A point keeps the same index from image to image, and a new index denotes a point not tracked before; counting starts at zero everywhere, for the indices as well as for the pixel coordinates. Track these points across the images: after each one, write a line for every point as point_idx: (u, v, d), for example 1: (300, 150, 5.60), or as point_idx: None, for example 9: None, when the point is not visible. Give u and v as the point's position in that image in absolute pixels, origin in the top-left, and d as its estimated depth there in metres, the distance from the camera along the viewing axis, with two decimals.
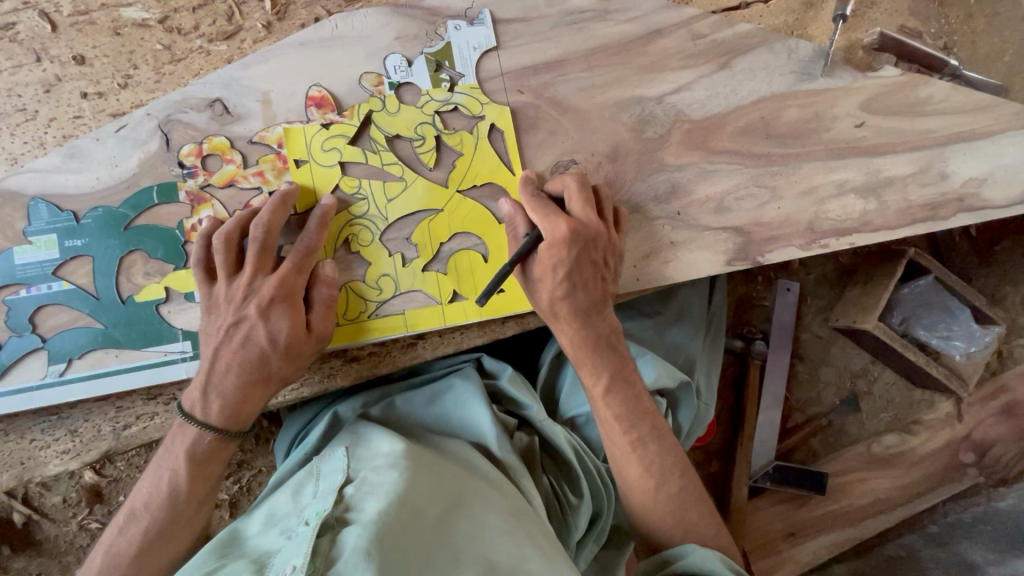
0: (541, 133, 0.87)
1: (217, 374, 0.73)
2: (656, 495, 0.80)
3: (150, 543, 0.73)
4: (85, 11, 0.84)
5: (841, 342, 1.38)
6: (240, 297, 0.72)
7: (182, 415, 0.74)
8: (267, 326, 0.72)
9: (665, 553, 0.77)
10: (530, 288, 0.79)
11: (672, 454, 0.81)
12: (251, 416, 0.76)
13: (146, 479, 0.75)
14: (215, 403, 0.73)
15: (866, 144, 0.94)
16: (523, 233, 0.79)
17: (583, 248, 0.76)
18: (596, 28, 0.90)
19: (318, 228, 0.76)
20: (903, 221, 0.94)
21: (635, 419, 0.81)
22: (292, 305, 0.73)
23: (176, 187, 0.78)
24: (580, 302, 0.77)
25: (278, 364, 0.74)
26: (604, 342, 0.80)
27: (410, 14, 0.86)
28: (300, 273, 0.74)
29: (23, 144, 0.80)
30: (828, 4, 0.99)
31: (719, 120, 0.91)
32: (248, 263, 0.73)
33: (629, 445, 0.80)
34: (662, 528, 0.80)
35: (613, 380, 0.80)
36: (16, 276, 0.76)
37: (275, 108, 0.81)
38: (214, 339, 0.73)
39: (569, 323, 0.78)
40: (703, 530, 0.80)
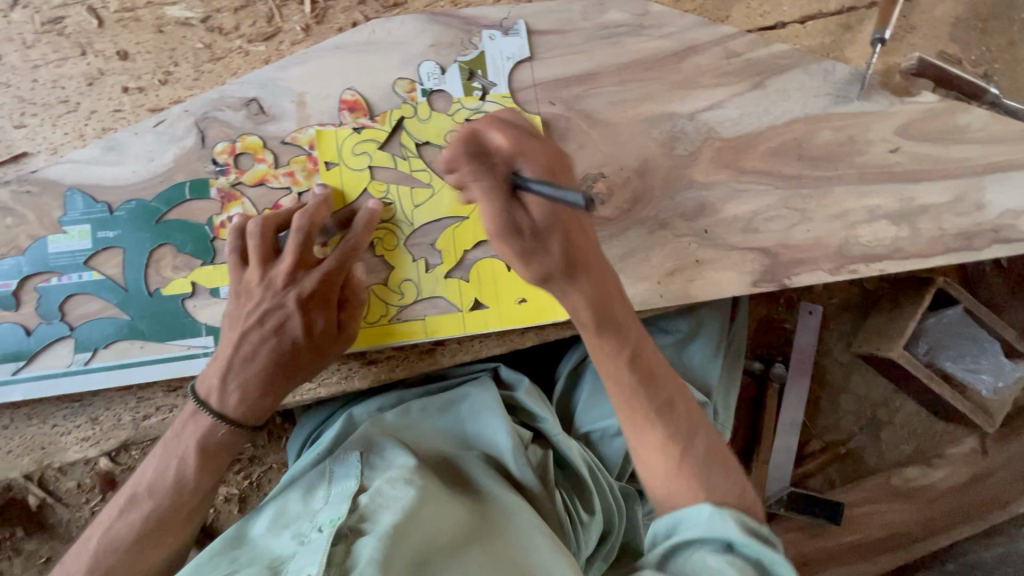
0: (570, 145, 0.87)
1: (239, 363, 0.73)
2: (680, 463, 0.70)
3: (154, 530, 0.72)
4: (130, 8, 0.85)
5: (863, 370, 1.35)
6: (279, 286, 0.74)
7: (196, 402, 0.74)
8: (303, 318, 0.73)
9: (675, 513, 0.68)
10: (535, 245, 0.60)
11: (698, 418, 0.73)
12: (266, 410, 0.76)
13: (150, 464, 0.75)
14: (233, 394, 0.73)
15: (900, 169, 0.92)
16: (498, 193, 0.58)
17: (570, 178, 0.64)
18: (630, 43, 0.90)
19: (364, 230, 0.77)
20: (936, 249, 0.92)
21: (657, 381, 0.72)
22: (328, 302, 0.75)
23: (208, 184, 0.79)
24: (591, 250, 0.65)
25: (308, 358, 0.75)
26: (614, 293, 0.68)
27: (446, 22, 0.87)
28: (341, 271, 0.75)
29: (63, 134, 0.81)
30: (866, 27, 0.98)
31: (751, 140, 0.90)
32: (290, 254, 0.74)
33: (654, 412, 0.71)
34: (680, 497, 0.70)
35: (634, 344, 0.70)
36: (48, 264, 0.77)
37: (309, 110, 0.82)
38: (242, 323, 0.73)
39: (588, 279, 0.65)
40: (733, 497, 0.69)
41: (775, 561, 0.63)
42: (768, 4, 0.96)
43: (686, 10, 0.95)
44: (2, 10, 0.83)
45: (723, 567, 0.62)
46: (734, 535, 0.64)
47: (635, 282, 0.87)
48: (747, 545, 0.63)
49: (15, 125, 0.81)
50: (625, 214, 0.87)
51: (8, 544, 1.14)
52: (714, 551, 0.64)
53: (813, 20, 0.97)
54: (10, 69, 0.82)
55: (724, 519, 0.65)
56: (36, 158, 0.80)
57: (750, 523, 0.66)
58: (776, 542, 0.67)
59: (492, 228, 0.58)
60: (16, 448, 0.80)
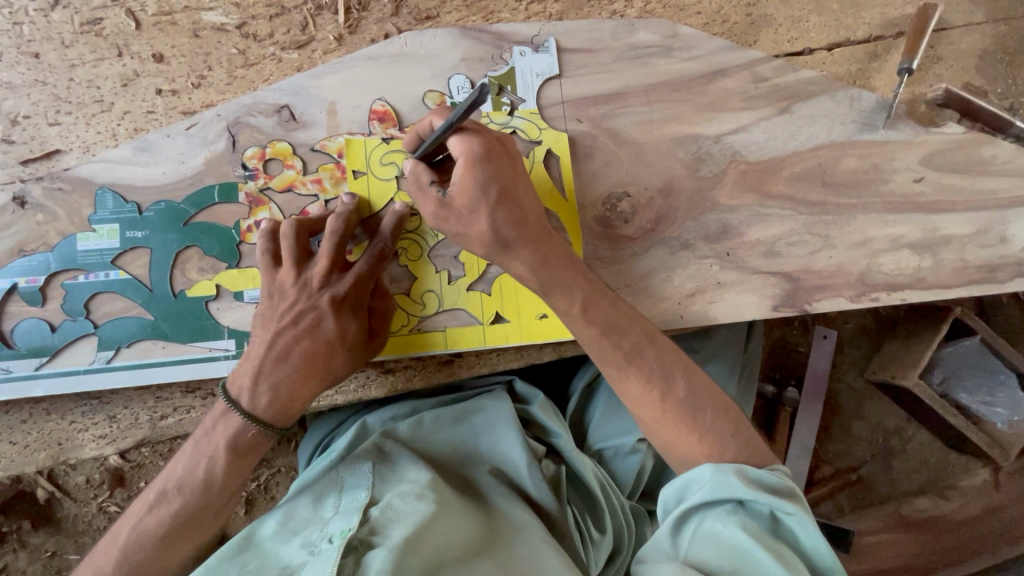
0: (597, 162, 0.87)
1: (272, 363, 0.71)
2: (663, 407, 0.72)
3: (179, 527, 0.70)
4: (168, 12, 0.87)
5: (876, 396, 1.35)
6: (313, 287, 0.73)
7: (228, 402, 0.71)
8: (337, 321, 0.73)
9: (680, 478, 0.68)
10: (462, 225, 0.68)
11: (670, 354, 0.74)
12: (297, 413, 0.74)
13: (180, 460, 0.72)
14: (265, 396, 0.71)
15: (924, 199, 0.92)
16: (429, 182, 0.68)
17: (501, 161, 0.69)
18: (659, 64, 0.90)
19: (394, 235, 0.78)
20: (958, 281, 0.92)
21: (619, 329, 0.73)
22: (360, 306, 0.75)
23: (236, 188, 0.80)
24: (525, 221, 0.70)
25: (341, 360, 0.74)
26: (556, 254, 0.72)
27: (477, 37, 0.87)
28: (373, 275, 0.76)
29: (97, 133, 0.82)
30: (893, 56, 0.98)
31: (777, 164, 0.90)
32: (324, 256, 0.73)
33: (623, 359, 0.73)
34: (677, 441, 0.72)
35: (587, 294, 0.72)
36: (77, 262, 0.78)
37: (339, 118, 0.83)
38: (276, 323, 0.72)
39: (522, 248, 0.69)
40: (720, 433, 0.71)
41: (786, 511, 0.63)
42: (796, 30, 0.97)
43: (714, 33, 0.95)
44: (42, 8, 0.85)
45: (733, 529, 0.62)
46: (740, 491, 0.63)
47: (657, 301, 0.86)
48: (755, 499, 0.63)
49: (49, 122, 0.82)
50: (649, 233, 0.87)
51: (14, 537, 1.14)
52: (723, 513, 0.64)
53: (841, 48, 0.97)
54: (47, 67, 0.84)
55: (727, 477, 0.65)
56: (68, 156, 0.81)
57: (756, 475, 0.65)
58: (788, 488, 0.66)
59: (429, 212, 0.69)
60: (32, 443, 0.80)
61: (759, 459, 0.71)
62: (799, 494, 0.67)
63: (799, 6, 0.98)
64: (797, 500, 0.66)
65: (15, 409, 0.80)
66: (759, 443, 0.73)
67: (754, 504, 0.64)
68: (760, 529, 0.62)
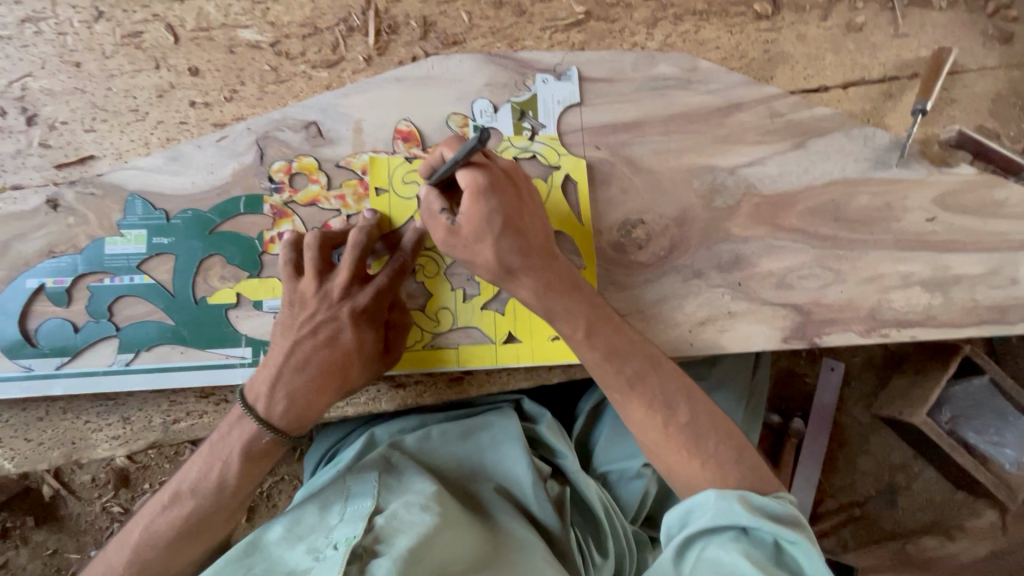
0: (613, 189, 0.89)
1: (290, 372, 0.72)
2: (666, 432, 0.73)
3: (191, 530, 0.70)
4: (205, 28, 0.90)
5: (882, 431, 1.34)
6: (334, 299, 0.74)
7: (244, 407, 0.72)
8: (355, 333, 0.74)
9: (684, 503, 0.68)
10: (468, 253, 0.71)
11: (673, 379, 0.74)
12: (310, 423, 0.75)
13: (195, 462, 0.72)
14: (280, 404, 0.72)
15: (935, 238, 0.93)
16: (440, 210, 0.70)
17: (506, 190, 0.70)
18: (678, 96, 0.93)
19: (414, 251, 0.80)
20: (968, 320, 0.92)
21: (623, 354, 0.74)
22: (378, 320, 0.76)
23: (262, 200, 0.82)
24: (530, 249, 0.71)
25: (357, 372, 0.75)
26: (561, 280, 0.73)
27: (501, 64, 0.90)
28: (392, 290, 0.77)
29: (129, 141, 0.85)
30: (908, 96, 0.99)
31: (790, 198, 0.92)
32: (345, 269, 0.74)
33: (625, 384, 0.73)
34: (681, 466, 0.72)
35: (590, 317, 0.73)
36: (103, 265, 0.80)
37: (365, 136, 0.85)
38: (295, 332, 0.73)
39: (526, 276, 0.72)
40: (723, 460, 0.72)
41: (790, 540, 0.63)
42: (813, 68, 0.99)
43: (733, 67, 0.97)
44: (86, 20, 0.88)
45: (736, 557, 0.61)
46: (743, 518, 0.64)
47: (668, 328, 0.87)
48: (759, 527, 0.63)
49: (85, 129, 0.85)
50: (662, 261, 0.89)
51: (17, 533, 1.15)
52: (726, 539, 0.64)
53: (857, 86, 0.99)
54: (86, 76, 0.87)
55: (731, 503, 0.65)
56: (101, 162, 0.84)
57: (760, 503, 0.66)
58: (793, 518, 0.66)
59: (439, 238, 0.71)
60: (47, 441, 0.81)
61: (768, 490, 0.71)
62: (804, 523, 0.67)
63: (816, 45, 1.00)
64: (802, 528, 0.66)
65: (32, 406, 0.81)
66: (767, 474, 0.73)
67: (758, 532, 0.64)
68: (764, 557, 0.62)
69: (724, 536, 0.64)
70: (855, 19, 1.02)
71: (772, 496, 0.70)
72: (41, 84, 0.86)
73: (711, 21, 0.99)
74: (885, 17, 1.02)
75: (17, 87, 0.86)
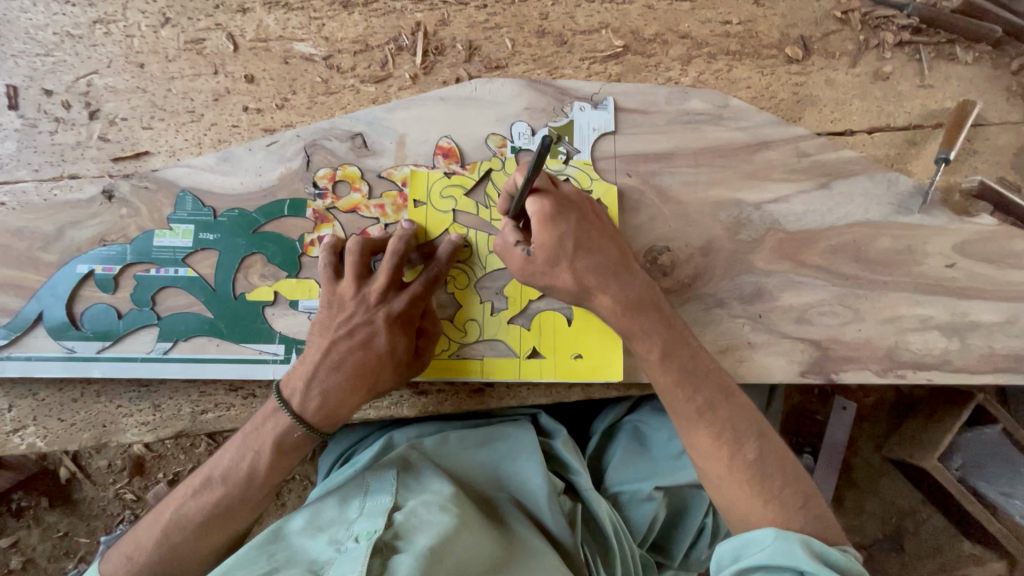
0: (641, 216, 0.92)
1: (326, 370, 0.75)
2: (729, 465, 0.74)
3: (219, 517, 0.72)
4: (263, 39, 0.95)
5: (892, 474, 1.34)
6: (370, 302, 0.77)
7: (279, 401, 0.75)
8: (388, 336, 0.76)
9: (740, 537, 0.70)
10: (548, 278, 0.77)
11: (745, 417, 0.75)
12: (340, 421, 0.77)
13: (228, 450, 0.75)
14: (314, 400, 0.74)
15: (954, 284, 0.95)
16: (515, 243, 0.77)
17: (569, 214, 0.76)
18: (709, 131, 0.96)
19: (448, 261, 0.82)
20: (984, 367, 0.93)
21: (698, 380, 0.76)
22: (410, 325, 0.79)
23: (306, 204, 0.86)
24: (603, 267, 0.76)
25: (387, 375, 0.78)
26: (644, 302, 0.77)
27: (541, 89, 0.94)
28: (426, 297, 0.80)
29: (183, 140, 0.89)
30: (931, 144, 1.02)
31: (814, 235, 0.94)
32: (383, 274, 0.78)
33: (695, 412, 0.76)
34: (741, 502, 0.73)
35: (667, 341, 0.77)
36: (150, 256, 0.84)
37: (407, 150, 0.89)
38: (333, 332, 0.76)
39: (604, 294, 0.76)
40: (788, 502, 0.73)
41: None
42: (840, 112, 1.02)
43: (762, 107, 1.01)
44: (154, 25, 0.94)
45: None
46: (801, 561, 0.64)
47: None
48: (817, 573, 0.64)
49: (142, 126, 0.89)
50: (686, 288, 0.91)
51: (30, 513, 1.16)
52: None
53: (881, 132, 1.02)
54: (148, 76, 0.91)
55: (792, 544, 0.66)
56: (156, 158, 0.88)
57: (822, 550, 0.67)
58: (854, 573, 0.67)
59: (516, 267, 0.78)
60: (78, 422, 0.83)
61: (835, 542, 0.71)
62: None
63: (844, 91, 1.03)
64: None
65: (68, 387, 0.84)
66: (814, 507, 0.73)
67: None
68: None
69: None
70: (882, 68, 1.05)
71: (836, 547, 0.70)
72: (106, 81, 0.91)
73: (743, 62, 1.03)
74: (911, 67, 1.06)
75: (83, 82, 0.91)
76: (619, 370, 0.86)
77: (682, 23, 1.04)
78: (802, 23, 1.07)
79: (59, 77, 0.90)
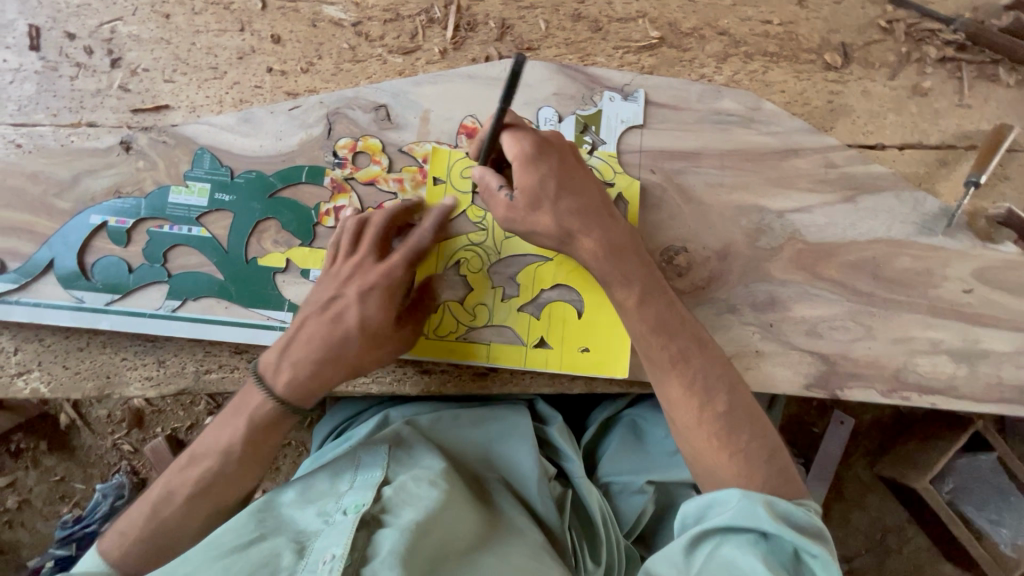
0: (662, 214, 0.91)
1: (300, 343, 0.74)
2: (700, 417, 0.73)
3: (219, 481, 0.73)
4: None
5: (881, 491, 1.35)
6: (348, 274, 0.76)
7: (254, 376, 0.75)
8: (361, 306, 0.74)
9: (705, 497, 0.68)
10: (529, 223, 0.75)
11: (717, 365, 0.75)
12: (314, 397, 0.76)
13: (233, 416, 0.75)
14: (287, 373, 0.74)
15: (969, 310, 0.94)
16: (498, 187, 0.74)
17: (550, 155, 0.74)
18: (738, 132, 0.94)
19: (433, 232, 0.78)
20: (990, 396, 0.93)
21: (673, 330, 0.75)
22: (388, 298, 0.75)
23: (324, 172, 0.85)
24: (585, 210, 0.75)
25: (360, 349, 0.75)
26: (623, 246, 0.76)
27: (571, 75, 0.92)
28: (405, 268, 0.76)
29: (205, 97, 0.88)
30: (962, 166, 1.00)
31: (834, 248, 0.93)
32: (364, 247, 0.77)
33: (668, 360, 0.74)
34: (707, 452, 0.72)
35: (644, 288, 0.76)
36: (164, 212, 0.83)
37: (431, 126, 0.87)
38: (311, 306, 0.76)
39: (586, 237, 0.75)
40: (752, 454, 0.71)
41: (811, 552, 0.61)
42: (872, 125, 1.00)
43: (794, 113, 0.99)
44: None
45: (751, 560, 0.60)
46: (764, 522, 0.62)
47: None
48: (780, 534, 0.62)
49: (164, 79, 0.88)
50: (699, 291, 0.90)
51: (28, 456, 1.18)
52: (744, 541, 0.63)
53: (912, 149, 1.00)
54: (173, 28, 0.89)
55: (756, 505, 0.64)
56: (175, 113, 0.87)
57: (785, 509, 0.65)
58: (816, 529, 0.65)
59: (499, 214, 0.76)
60: (83, 371, 0.83)
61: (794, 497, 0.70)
62: (825, 534, 0.66)
63: (879, 103, 1.01)
64: (824, 542, 0.65)
65: (74, 336, 0.83)
66: None
67: (778, 539, 0.63)
68: (781, 564, 0.61)
69: (743, 536, 0.63)
70: (921, 83, 1.03)
71: (800, 504, 0.69)
72: (130, 29, 0.89)
73: (780, 64, 1.01)
74: (951, 85, 1.03)
75: (106, 28, 0.89)
76: (625, 368, 0.85)
77: (721, 19, 1.01)
78: (844, 29, 1.04)
79: (83, 21, 0.88)
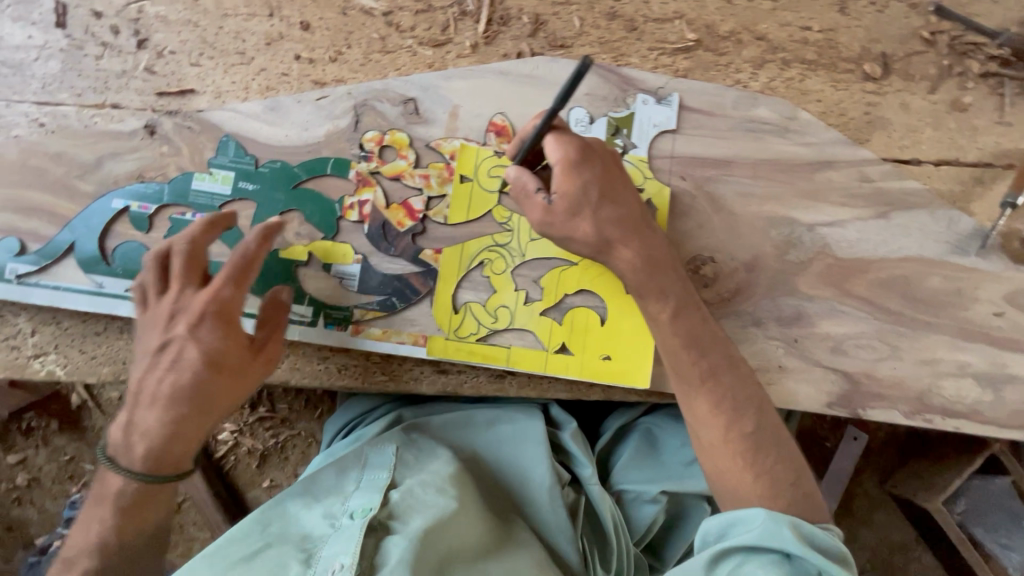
0: (690, 223, 0.89)
1: (143, 407, 0.71)
2: (726, 437, 0.72)
3: None
4: None
5: (890, 508, 1.33)
6: (171, 315, 0.71)
7: (107, 463, 0.73)
8: (196, 340, 0.70)
9: (728, 515, 0.67)
10: (567, 229, 0.74)
11: (748, 387, 0.73)
12: (181, 456, 0.73)
13: None
14: (139, 446, 0.72)
15: (998, 334, 0.92)
16: (536, 190, 0.73)
17: (592, 163, 0.73)
18: (773, 142, 0.91)
19: (255, 241, 0.73)
20: (1015, 422, 0.91)
21: (706, 346, 0.74)
22: (227, 321, 0.72)
23: (349, 165, 0.83)
24: (625, 221, 0.74)
25: (216, 385, 0.71)
26: (660, 258, 0.75)
27: (605, 76, 0.90)
28: (233, 288, 0.72)
29: (230, 83, 0.86)
30: (997, 186, 0.96)
31: (864, 264, 0.91)
32: (176, 279, 0.72)
33: (697, 377, 0.73)
34: (731, 473, 0.71)
35: (681, 300, 0.75)
36: (187, 199, 0.82)
37: (460, 122, 0.85)
38: (145, 361, 0.72)
39: (624, 247, 0.74)
40: (778, 477, 0.70)
41: None
42: (909, 139, 0.97)
43: (830, 124, 0.96)
44: None
45: None
46: (790, 545, 0.62)
47: None
48: (806, 557, 0.61)
49: (190, 62, 0.86)
50: (725, 302, 0.89)
51: (40, 434, 1.18)
52: (768, 562, 0.62)
53: (948, 166, 0.97)
54: (201, 10, 0.87)
55: (781, 527, 0.63)
56: (200, 98, 0.85)
57: (810, 532, 0.64)
58: (838, 553, 0.65)
59: (534, 219, 0.74)
60: (99, 356, 0.82)
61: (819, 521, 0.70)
62: (847, 559, 0.65)
63: (918, 117, 0.98)
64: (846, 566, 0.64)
65: (92, 321, 0.82)
66: None
67: (802, 561, 0.62)
68: None
69: (768, 556, 0.62)
70: (962, 98, 0.99)
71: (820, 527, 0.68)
72: (157, 10, 0.87)
73: (818, 73, 0.98)
74: (991, 101, 0.99)
75: (133, 8, 0.87)
76: (646, 378, 0.83)
77: (759, 23, 0.98)
78: (886, 38, 1.01)
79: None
